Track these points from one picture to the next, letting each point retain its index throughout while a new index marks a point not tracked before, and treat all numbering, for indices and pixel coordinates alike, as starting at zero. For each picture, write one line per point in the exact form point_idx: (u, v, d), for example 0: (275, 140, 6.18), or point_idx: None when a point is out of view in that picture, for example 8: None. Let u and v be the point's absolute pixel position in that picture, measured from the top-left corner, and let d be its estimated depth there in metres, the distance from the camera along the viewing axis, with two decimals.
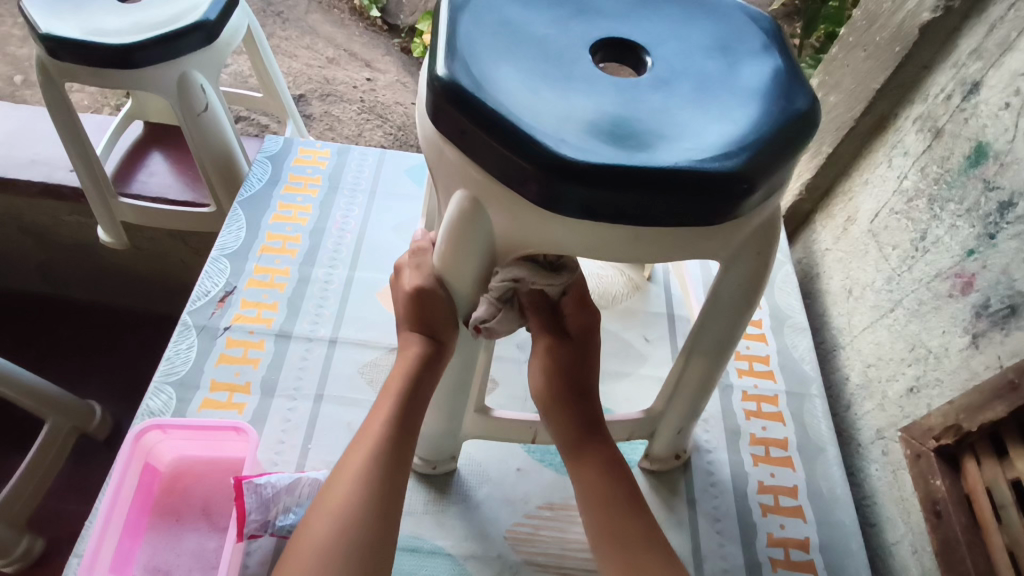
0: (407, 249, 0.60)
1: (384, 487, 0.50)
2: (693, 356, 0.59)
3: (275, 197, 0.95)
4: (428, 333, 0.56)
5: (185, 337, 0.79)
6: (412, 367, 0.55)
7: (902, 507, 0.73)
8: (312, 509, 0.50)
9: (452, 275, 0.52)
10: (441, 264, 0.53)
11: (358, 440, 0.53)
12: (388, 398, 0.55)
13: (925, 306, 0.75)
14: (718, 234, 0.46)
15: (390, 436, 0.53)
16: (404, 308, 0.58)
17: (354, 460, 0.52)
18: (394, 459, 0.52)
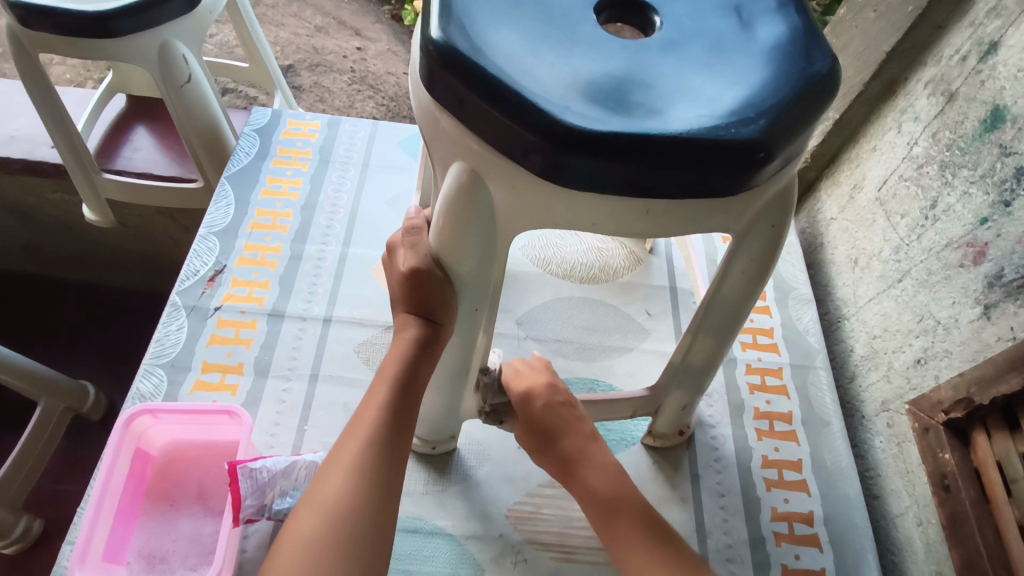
0: (401, 226, 0.56)
1: (380, 476, 0.49)
2: (700, 334, 0.57)
3: (264, 171, 0.92)
4: (425, 317, 0.54)
5: (175, 318, 0.77)
6: (409, 352, 0.54)
7: (907, 479, 0.72)
8: (305, 500, 0.49)
9: (446, 259, 0.49)
10: (438, 243, 0.49)
11: (351, 429, 0.52)
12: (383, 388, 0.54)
13: (935, 277, 0.73)
14: (728, 205, 0.44)
15: (385, 424, 0.52)
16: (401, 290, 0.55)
17: (348, 449, 0.50)
18: (390, 448, 0.51)
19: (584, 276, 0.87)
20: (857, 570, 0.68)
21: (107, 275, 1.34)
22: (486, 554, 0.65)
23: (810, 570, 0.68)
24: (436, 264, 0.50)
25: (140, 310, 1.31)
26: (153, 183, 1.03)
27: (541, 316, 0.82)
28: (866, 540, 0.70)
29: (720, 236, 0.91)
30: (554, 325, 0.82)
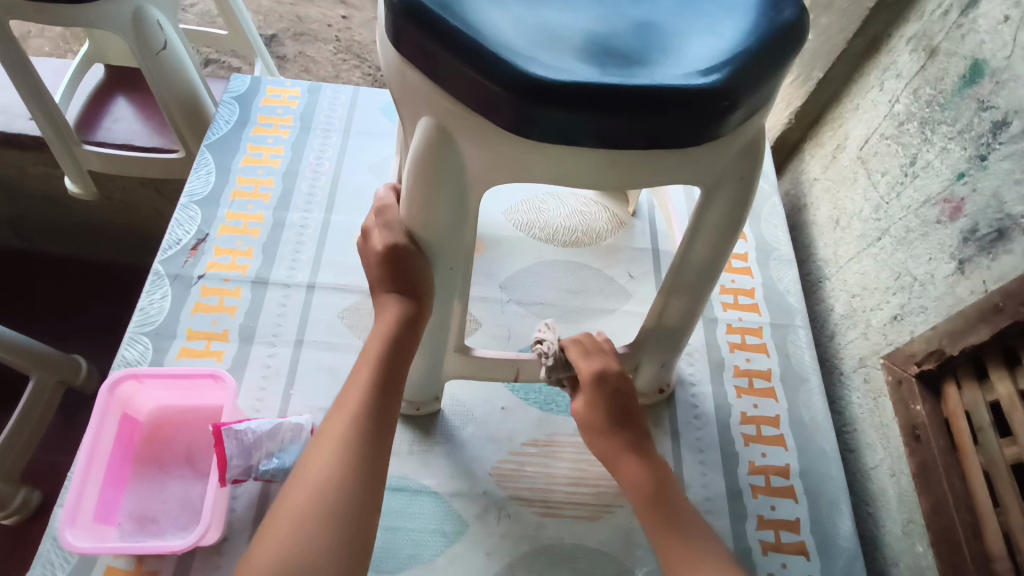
0: (372, 209, 0.56)
1: (363, 450, 0.50)
2: (675, 290, 0.58)
3: (244, 139, 0.91)
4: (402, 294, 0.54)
5: (158, 287, 0.77)
6: (390, 327, 0.54)
7: (882, 432, 0.74)
8: (295, 475, 0.50)
9: (415, 221, 0.49)
10: (406, 206, 0.48)
11: (339, 404, 0.53)
12: (367, 361, 0.53)
13: (913, 234, 0.74)
14: (697, 158, 0.44)
15: (369, 400, 0.52)
16: (375, 267, 0.55)
17: (335, 426, 0.51)
18: (374, 422, 0.51)
19: (567, 239, 0.87)
20: (831, 519, 0.70)
21: (89, 247, 1.33)
22: (470, 510, 0.67)
23: (785, 520, 0.70)
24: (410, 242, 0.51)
25: (125, 281, 1.31)
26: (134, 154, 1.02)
27: (525, 280, 0.83)
28: (840, 491, 0.72)
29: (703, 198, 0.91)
30: (537, 288, 0.82)
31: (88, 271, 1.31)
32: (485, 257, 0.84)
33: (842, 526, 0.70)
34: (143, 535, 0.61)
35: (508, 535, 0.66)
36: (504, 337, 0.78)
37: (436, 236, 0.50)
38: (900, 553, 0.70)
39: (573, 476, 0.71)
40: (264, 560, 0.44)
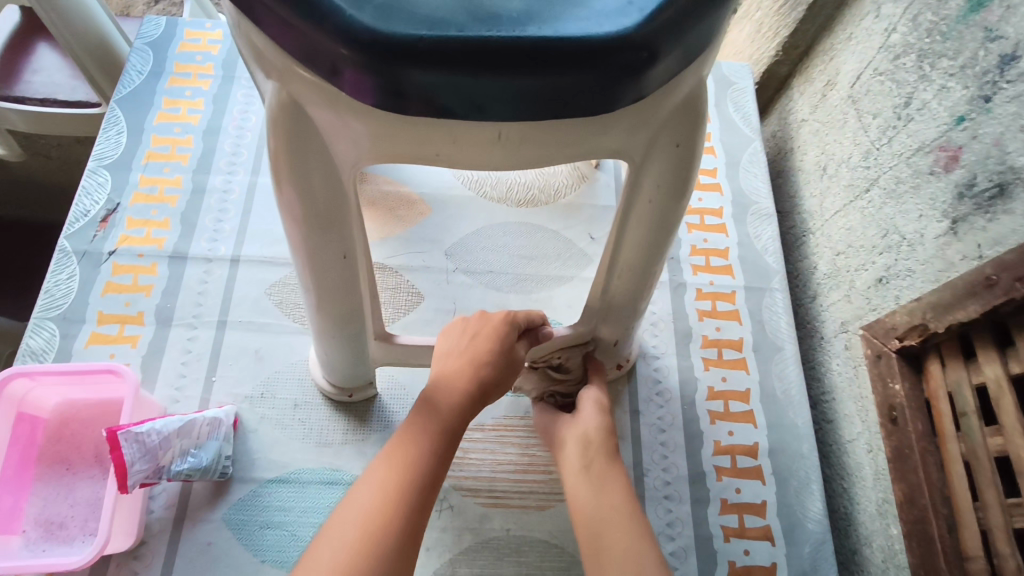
0: (527, 312, 0.57)
1: (399, 541, 0.43)
2: (616, 268, 0.51)
3: (159, 92, 0.81)
4: (503, 356, 0.53)
5: (64, 266, 0.70)
6: (485, 368, 0.51)
7: (860, 405, 0.68)
8: (311, 549, 0.44)
9: (288, 212, 0.41)
10: (279, 197, 0.41)
11: (378, 468, 0.47)
12: (434, 415, 0.49)
13: (903, 186, 0.65)
14: (615, 125, 0.36)
15: (420, 476, 0.46)
16: (483, 335, 0.53)
17: (364, 499, 0.45)
18: (416, 503, 0.45)
19: (522, 198, 0.78)
20: (800, 501, 0.66)
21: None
22: None
23: (750, 503, 0.65)
24: (512, 346, 0.54)
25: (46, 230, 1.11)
26: (63, 109, 0.87)
27: (473, 246, 0.75)
28: (811, 470, 0.67)
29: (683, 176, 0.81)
30: (487, 255, 0.75)
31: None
32: (431, 220, 0.76)
33: (812, 507, 0.65)
34: (49, 543, 0.56)
35: (449, 528, 0.62)
36: (449, 310, 0.71)
37: (318, 232, 0.42)
38: (872, 533, 0.65)
39: (521, 463, 0.66)
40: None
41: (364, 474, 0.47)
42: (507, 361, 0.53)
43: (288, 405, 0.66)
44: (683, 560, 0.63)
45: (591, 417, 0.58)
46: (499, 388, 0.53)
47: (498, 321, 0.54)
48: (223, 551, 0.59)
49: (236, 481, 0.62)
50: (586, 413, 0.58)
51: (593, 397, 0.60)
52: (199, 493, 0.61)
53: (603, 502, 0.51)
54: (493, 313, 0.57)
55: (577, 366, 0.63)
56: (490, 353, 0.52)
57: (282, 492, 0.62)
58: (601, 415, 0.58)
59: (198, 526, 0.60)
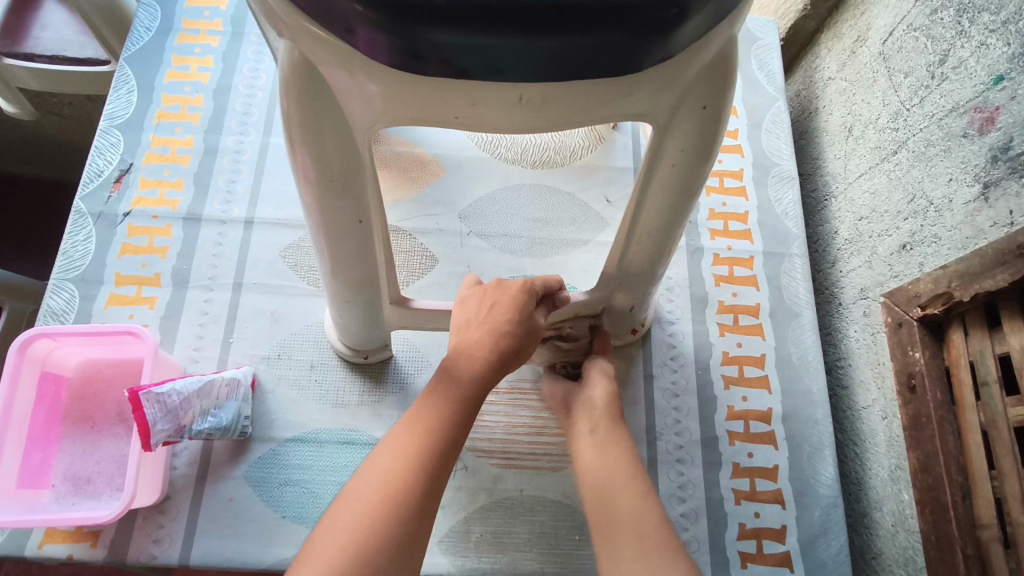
0: (543, 280, 0.56)
1: (418, 507, 0.44)
2: (635, 235, 0.50)
3: (168, 50, 0.80)
4: (523, 328, 0.52)
5: (80, 227, 0.70)
6: (504, 340, 0.51)
7: (877, 371, 0.67)
8: (332, 511, 0.45)
9: (303, 176, 0.41)
10: (294, 161, 0.40)
11: (399, 435, 0.47)
12: (452, 385, 0.49)
13: (933, 149, 0.63)
14: (640, 88, 0.35)
15: (440, 444, 0.47)
16: (502, 305, 0.53)
17: (385, 465, 0.45)
18: (435, 469, 0.46)
19: (538, 159, 0.77)
20: (812, 465, 0.66)
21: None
22: None
23: (762, 468, 0.66)
24: (531, 316, 0.53)
25: (71, 189, 1.10)
26: (73, 67, 0.85)
27: (488, 209, 0.74)
28: (825, 435, 0.67)
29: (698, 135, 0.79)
30: (501, 218, 0.74)
31: (17, 181, 1.09)
32: (445, 182, 0.75)
33: (824, 472, 0.66)
34: (78, 497, 0.58)
35: (463, 488, 0.63)
36: (463, 273, 0.71)
37: (333, 198, 0.42)
38: (883, 497, 0.65)
39: (534, 426, 0.66)
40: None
41: (384, 439, 0.48)
42: (527, 332, 0.53)
43: (304, 366, 0.67)
44: (693, 521, 0.63)
45: (599, 386, 0.58)
46: (517, 359, 0.53)
47: (516, 290, 0.54)
48: (245, 507, 0.61)
49: (256, 440, 0.63)
50: (594, 380, 0.59)
51: (601, 363, 0.61)
52: (220, 451, 0.63)
53: (611, 466, 0.52)
54: (511, 281, 0.56)
55: (585, 333, 0.64)
56: (510, 324, 0.52)
57: (301, 451, 0.63)
58: (606, 383, 0.58)
59: (221, 483, 0.61)
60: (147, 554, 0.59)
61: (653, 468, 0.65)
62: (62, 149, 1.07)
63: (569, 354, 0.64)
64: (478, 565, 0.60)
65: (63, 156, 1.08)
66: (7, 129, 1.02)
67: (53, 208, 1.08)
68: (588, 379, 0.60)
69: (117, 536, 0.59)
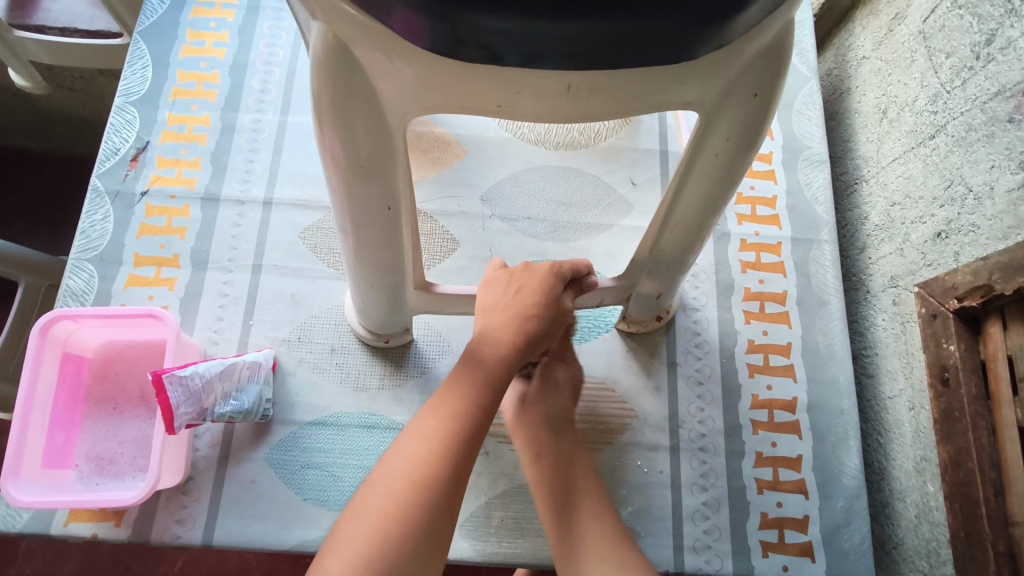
0: (569, 263, 0.55)
1: (442, 492, 0.44)
2: (669, 224, 0.49)
3: (183, 23, 0.78)
4: (551, 314, 0.52)
5: (98, 206, 0.69)
6: (530, 326, 0.51)
7: (905, 361, 0.66)
8: (356, 497, 0.44)
9: (333, 161, 0.39)
10: (325, 144, 0.38)
11: (423, 421, 0.46)
12: (479, 372, 0.48)
13: (974, 134, 0.60)
14: (691, 76, 0.33)
15: (464, 429, 0.46)
16: (528, 290, 0.52)
17: (411, 451, 0.45)
18: (459, 456, 0.45)
19: (561, 140, 0.75)
20: (836, 456, 0.65)
21: (10, 134, 1.07)
22: None
23: (786, 457, 0.65)
24: (558, 299, 0.53)
25: (86, 164, 1.10)
26: (83, 41, 0.83)
27: (509, 191, 0.72)
28: (850, 426, 0.66)
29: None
30: (523, 201, 0.72)
31: (29, 155, 1.08)
32: (466, 163, 0.73)
33: (848, 462, 0.65)
34: (101, 478, 0.58)
35: (484, 473, 0.63)
36: (485, 258, 0.70)
37: (363, 184, 0.40)
38: (907, 488, 0.65)
39: None
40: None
41: (409, 426, 0.47)
42: (555, 316, 0.52)
43: (325, 350, 0.66)
44: (715, 509, 0.63)
45: (564, 400, 0.60)
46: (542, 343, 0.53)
47: (542, 273, 0.54)
48: (268, 489, 0.61)
49: (277, 423, 0.63)
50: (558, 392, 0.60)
51: (562, 372, 0.61)
52: (242, 433, 0.62)
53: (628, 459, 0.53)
54: (536, 264, 0.56)
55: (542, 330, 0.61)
56: (540, 304, 0.52)
57: (323, 434, 0.63)
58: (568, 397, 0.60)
59: (243, 465, 0.61)
60: (171, 534, 0.59)
61: (676, 456, 0.65)
62: (73, 124, 1.05)
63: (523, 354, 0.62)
64: (498, 550, 0.60)
65: (77, 131, 1.06)
66: (20, 102, 1.01)
67: (68, 183, 1.07)
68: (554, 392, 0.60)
69: (141, 517, 0.59)
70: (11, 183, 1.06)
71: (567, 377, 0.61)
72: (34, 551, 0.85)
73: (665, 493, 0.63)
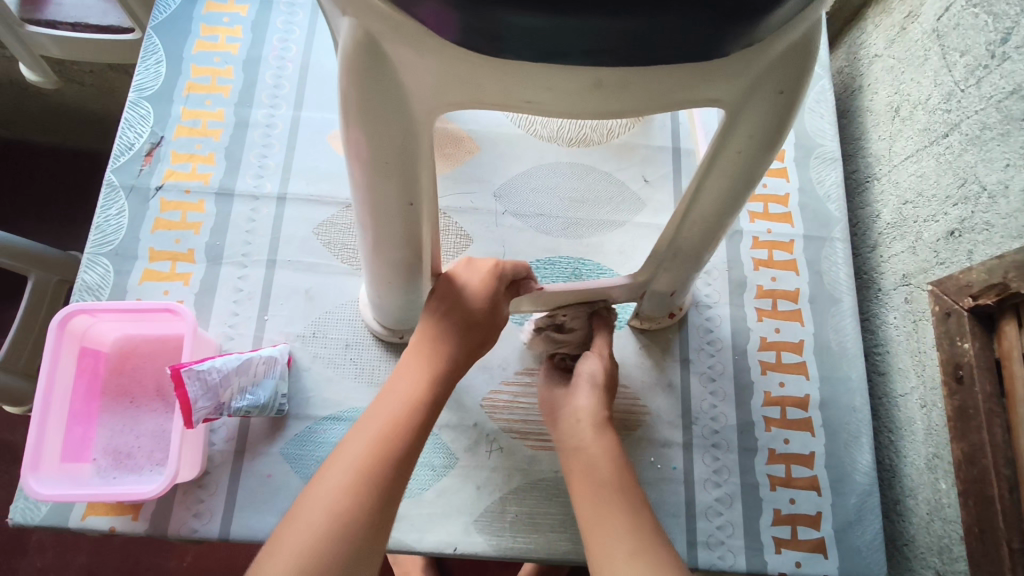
0: (513, 263, 0.55)
1: (391, 475, 0.45)
2: (688, 220, 0.49)
3: (196, 19, 0.78)
4: (490, 318, 0.53)
5: (113, 201, 0.69)
6: (467, 334, 0.52)
7: (917, 359, 0.66)
8: (303, 493, 0.45)
9: (355, 153, 0.39)
10: (348, 138, 0.38)
11: (370, 421, 0.47)
12: (426, 375, 0.50)
13: (989, 133, 0.60)
14: (719, 73, 0.33)
15: (413, 419, 0.48)
16: (476, 295, 0.53)
17: (357, 447, 0.46)
18: (403, 454, 0.46)
19: (573, 137, 0.75)
20: (849, 453, 0.66)
21: (20, 129, 1.07)
22: (461, 443, 0.64)
23: (798, 454, 0.65)
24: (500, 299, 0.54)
25: (92, 158, 1.09)
26: (94, 37, 0.83)
27: (522, 188, 0.73)
28: (862, 423, 0.67)
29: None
30: (536, 197, 0.72)
31: (38, 150, 1.08)
32: (479, 159, 0.73)
33: (860, 459, 0.65)
34: (119, 471, 0.59)
35: (499, 468, 0.63)
36: (498, 254, 0.70)
37: (387, 179, 0.40)
38: (918, 485, 0.65)
39: None
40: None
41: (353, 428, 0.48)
42: (491, 315, 0.53)
43: (339, 345, 0.66)
44: (728, 506, 0.63)
45: (586, 397, 0.58)
46: (485, 341, 0.54)
47: (485, 272, 0.54)
48: (284, 483, 0.61)
49: (292, 418, 0.63)
50: (580, 386, 0.59)
51: (589, 366, 0.60)
52: (257, 428, 0.63)
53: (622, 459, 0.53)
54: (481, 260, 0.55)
55: (582, 324, 0.64)
56: (475, 309, 0.52)
57: (338, 429, 0.63)
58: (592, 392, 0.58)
59: (258, 459, 0.62)
60: (188, 528, 0.59)
61: (689, 452, 0.65)
62: (81, 118, 1.05)
63: (566, 345, 0.65)
64: (513, 545, 0.61)
65: (87, 126, 1.07)
66: (30, 96, 1.01)
67: (77, 178, 1.07)
68: (575, 386, 0.59)
69: (157, 510, 0.60)
70: (20, 178, 1.06)
71: (597, 372, 0.60)
72: (44, 545, 0.85)
73: (679, 489, 0.64)
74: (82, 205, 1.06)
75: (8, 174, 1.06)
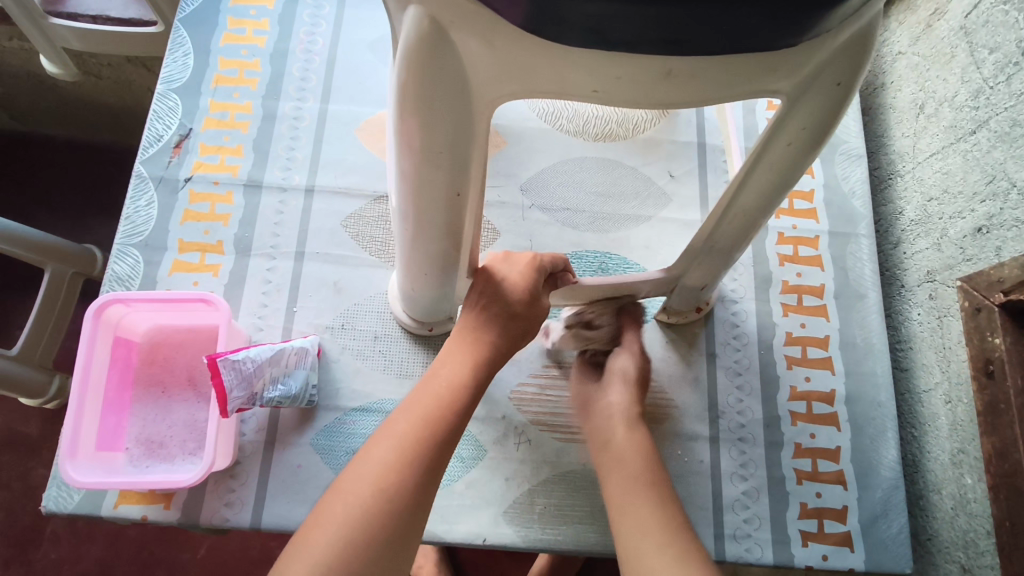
0: (552, 257, 0.56)
1: (434, 452, 0.46)
2: (728, 214, 0.49)
3: (223, 11, 0.78)
4: (532, 311, 0.54)
5: (142, 192, 0.70)
6: (508, 327, 0.53)
7: (942, 355, 0.66)
8: (341, 477, 0.45)
9: (407, 143, 0.39)
10: (402, 128, 0.38)
11: (410, 407, 0.48)
12: (466, 366, 0.50)
13: (1017, 130, 0.60)
14: (782, 64, 0.34)
15: (458, 402, 0.49)
16: (516, 288, 0.53)
17: (399, 432, 0.46)
18: (441, 441, 0.47)
19: (599, 132, 0.75)
20: (875, 448, 0.66)
21: (39, 121, 1.07)
22: (490, 434, 0.64)
23: (824, 449, 0.66)
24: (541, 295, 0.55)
25: (106, 151, 1.09)
26: (114, 28, 0.83)
27: (549, 182, 0.73)
28: (888, 418, 0.67)
29: (765, 102, 0.76)
30: (563, 192, 0.73)
31: (54, 142, 1.08)
32: (506, 153, 0.73)
33: (886, 454, 0.66)
34: (151, 460, 0.59)
35: (527, 461, 0.64)
36: (526, 247, 0.70)
37: (439, 170, 0.41)
38: (943, 480, 0.65)
39: None
40: (309, 554, 0.41)
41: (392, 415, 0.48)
42: (532, 309, 0.54)
43: (368, 337, 0.67)
44: (755, 499, 0.64)
45: (619, 391, 0.62)
46: (525, 334, 0.55)
47: (524, 266, 0.54)
48: (314, 472, 0.61)
49: (322, 409, 0.64)
50: (614, 382, 0.63)
51: (622, 362, 0.64)
52: (287, 419, 0.63)
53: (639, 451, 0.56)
54: (519, 254, 0.56)
55: (610, 320, 0.66)
56: (516, 303, 0.53)
57: (367, 420, 0.63)
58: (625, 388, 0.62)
59: (289, 449, 0.62)
60: (220, 517, 0.60)
61: (716, 446, 0.65)
62: (99, 111, 1.05)
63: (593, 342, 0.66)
64: (542, 536, 0.61)
65: (105, 119, 1.07)
66: (48, 88, 1.01)
67: (94, 172, 1.07)
68: (609, 382, 0.63)
69: (189, 500, 0.60)
70: (37, 170, 1.06)
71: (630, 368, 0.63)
72: (59, 535, 0.86)
73: (706, 482, 0.64)
74: (97, 198, 1.06)
75: (24, 167, 1.06)
